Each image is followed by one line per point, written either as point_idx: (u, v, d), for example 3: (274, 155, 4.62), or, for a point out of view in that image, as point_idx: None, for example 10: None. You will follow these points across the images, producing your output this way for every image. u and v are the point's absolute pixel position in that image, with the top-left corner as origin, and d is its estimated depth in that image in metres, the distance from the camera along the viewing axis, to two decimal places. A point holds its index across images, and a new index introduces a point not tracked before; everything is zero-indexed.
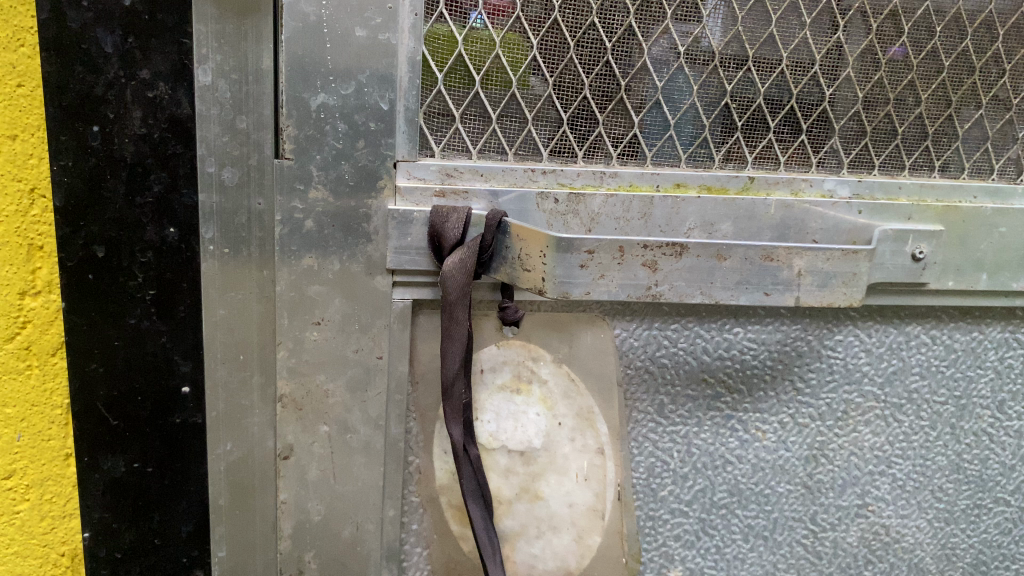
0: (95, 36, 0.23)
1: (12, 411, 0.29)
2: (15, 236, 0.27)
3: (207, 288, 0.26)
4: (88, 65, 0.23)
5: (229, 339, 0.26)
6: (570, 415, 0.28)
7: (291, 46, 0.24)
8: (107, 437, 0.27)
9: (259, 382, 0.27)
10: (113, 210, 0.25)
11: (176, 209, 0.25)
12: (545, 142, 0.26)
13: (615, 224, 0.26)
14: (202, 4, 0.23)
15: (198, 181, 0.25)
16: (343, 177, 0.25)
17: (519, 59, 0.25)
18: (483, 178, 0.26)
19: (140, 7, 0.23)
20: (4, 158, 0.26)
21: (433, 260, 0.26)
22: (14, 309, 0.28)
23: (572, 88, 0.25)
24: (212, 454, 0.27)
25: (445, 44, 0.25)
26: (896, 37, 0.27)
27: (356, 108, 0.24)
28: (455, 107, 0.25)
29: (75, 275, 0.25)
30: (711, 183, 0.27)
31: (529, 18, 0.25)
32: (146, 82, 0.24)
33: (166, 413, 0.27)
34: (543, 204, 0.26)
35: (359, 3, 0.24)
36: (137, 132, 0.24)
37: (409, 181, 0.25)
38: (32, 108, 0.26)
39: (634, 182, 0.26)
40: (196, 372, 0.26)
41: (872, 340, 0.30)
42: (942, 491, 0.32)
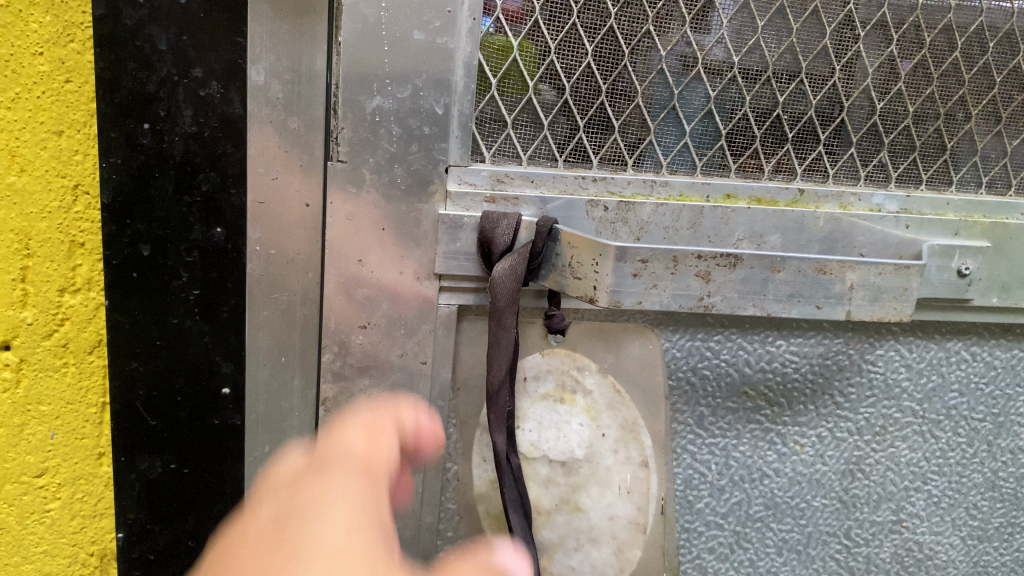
0: (149, 34, 0.23)
1: (47, 409, 0.29)
2: (58, 232, 0.27)
3: (253, 288, 0.26)
4: (141, 63, 0.23)
5: (273, 339, 0.26)
6: (614, 427, 0.28)
7: (349, 49, 0.23)
8: (144, 436, 0.27)
9: (299, 385, 0.27)
10: (160, 208, 0.25)
11: (225, 209, 0.25)
12: (595, 149, 0.26)
13: (663, 233, 0.26)
14: (259, 3, 0.23)
15: (247, 182, 0.25)
16: (396, 180, 0.25)
17: (573, 66, 0.25)
18: (534, 184, 0.26)
19: (196, 6, 0.23)
20: (49, 154, 0.26)
21: (481, 266, 0.26)
22: (53, 306, 0.28)
23: (625, 96, 0.25)
24: (251, 456, 0.27)
25: (500, 49, 0.24)
26: (949, 51, 0.27)
27: (411, 113, 0.24)
28: (508, 113, 0.25)
29: (120, 273, 0.25)
30: (760, 195, 0.27)
31: (585, 25, 0.25)
32: (199, 81, 0.24)
33: (205, 414, 0.27)
34: (593, 211, 0.26)
35: (419, 6, 0.23)
36: (188, 130, 0.24)
37: (460, 186, 0.25)
38: (79, 105, 0.26)
39: (684, 192, 0.26)
40: (237, 373, 0.26)
41: (913, 356, 0.30)
42: (976, 508, 0.32)
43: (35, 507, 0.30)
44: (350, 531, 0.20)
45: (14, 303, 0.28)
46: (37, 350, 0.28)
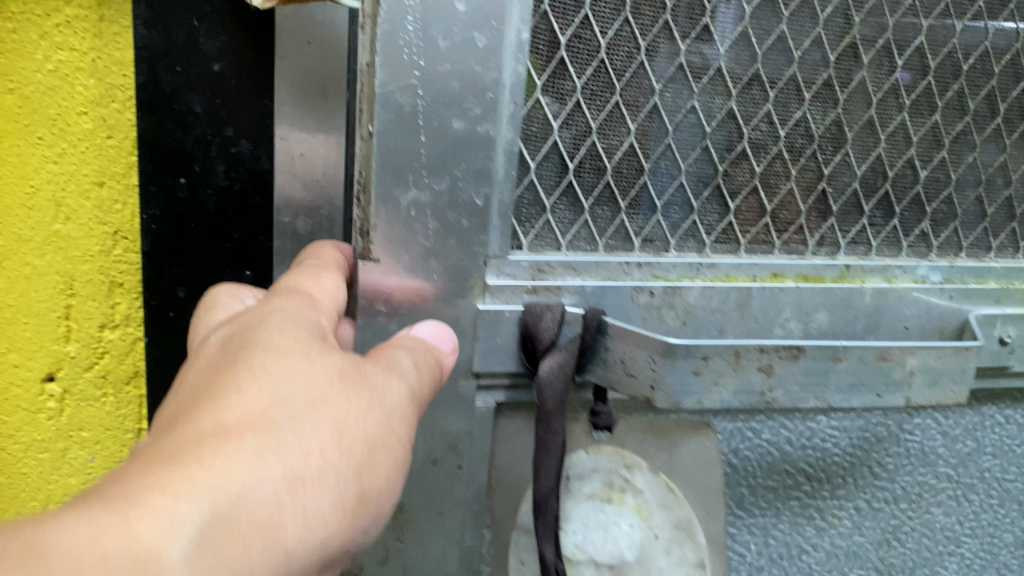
0: (187, 99, 0.25)
1: (88, 435, 0.31)
2: (98, 273, 0.29)
3: None
4: (178, 124, 0.26)
5: None
6: (667, 525, 0.30)
7: (383, 141, 0.23)
8: None
9: None
10: (196, 254, 0.27)
11: (254, 254, 0.27)
12: (637, 230, 0.28)
13: (710, 316, 0.28)
14: (283, 79, 0.25)
15: (274, 229, 0.27)
16: (431, 275, 0.25)
17: (614, 146, 0.27)
18: (575, 272, 0.27)
19: (230, 73, 0.25)
20: (91, 203, 0.28)
21: (520, 358, 0.27)
22: (93, 341, 0.30)
23: (668, 174, 0.28)
24: None
25: (540, 128, 0.26)
26: (990, 118, 0.30)
27: (450, 204, 0.25)
28: (546, 198, 0.27)
29: (158, 312, 0.28)
30: (806, 272, 0.29)
31: (626, 103, 0.26)
32: (230, 140, 0.26)
33: None
34: (639, 297, 0.27)
35: (459, 93, 0.24)
36: (220, 184, 0.26)
37: (499, 277, 0.26)
38: (120, 158, 0.28)
39: (729, 273, 0.29)
40: None
41: (949, 422, 0.33)
42: (1007, 565, 0.36)
43: None
44: (304, 373, 0.20)
45: (59, 338, 0.30)
46: (79, 381, 0.30)
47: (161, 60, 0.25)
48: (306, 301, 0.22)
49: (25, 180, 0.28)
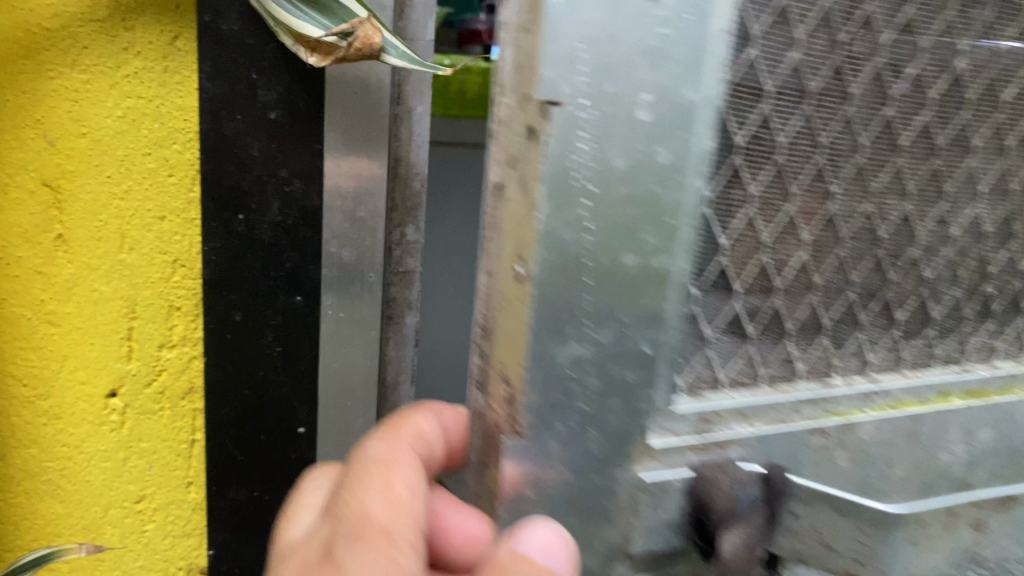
0: (245, 142, 0.28)
1: (146, 445, 0.34)
2: (160, 298, 0.32)
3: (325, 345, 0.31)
4: (237, 165, 0.28)
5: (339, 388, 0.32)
6: None
7: (539, 289, 0.18)
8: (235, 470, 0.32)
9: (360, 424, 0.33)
10: (251, 282, 0.30)
11: (304, 281, 0.30)
12: (802, 354, 0.24)
13: (878, 447, 0.25)
14: (330, 126, 0.29)
15: (322, 258, 0.30)
16: (590, 448, 0.20)
17: (782, 261, 0.23)
18: (743, 419, 0.23)
19: (283, 119, 0.28)
20: (152, 235, 0.31)
21: (689, 534, 0.22)
22: (153, 360, 0.33)
23: (837, 290, 0.24)
24: None
25: (710, 250, 0.21)
26: None
27: (615, 356, 0.20)
28: (712, 329, 0.22)
29: (216, 335, 0.30)
30: (969, 388, 0.27)
31: (800, 209, 0.23)
32: (284, 179, 0.29)
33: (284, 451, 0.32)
34: (812, 437, 0.24)
35: (629, 223, 0.19)
36: (275, 219, 0.29)
37: (663, 439, 0.22)
38: (180, 194, 0.31)
39: (901, 398, 0.26)
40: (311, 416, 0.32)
41: None
42: None
43: (132, 529, 0.35)
44: None
45: (121, 357, 0.33)
46: (139, 396, 0.33)
47: (223, 110, 0.28)
48: (382, 542, 0.18)
49: (94, 216, 0.31)
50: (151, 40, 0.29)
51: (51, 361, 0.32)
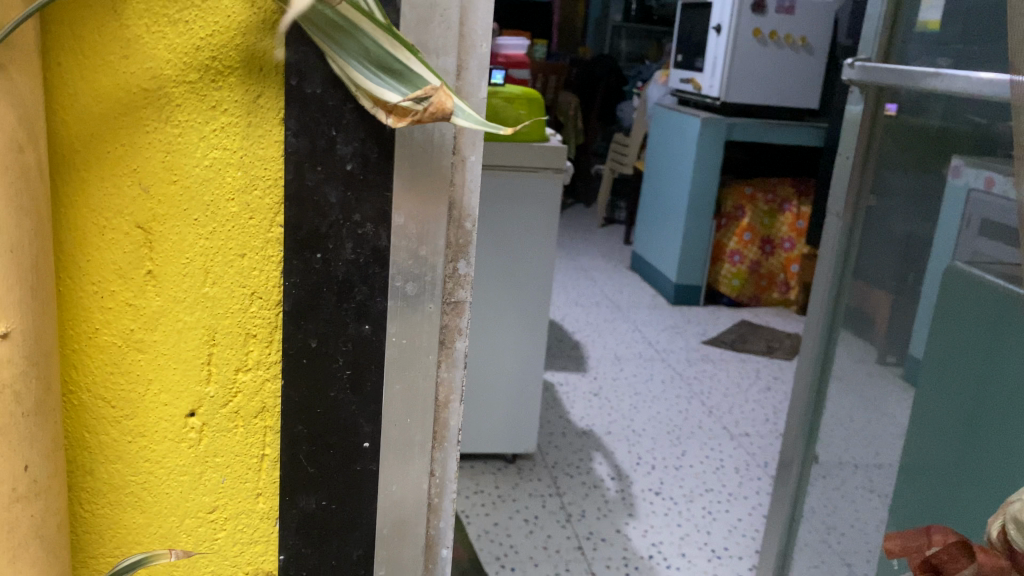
0: (325, 191, 0.34)
1: (221, 460, 0.37)
2: (238, 326, 0.36)
3: (390, 368, 0.37)
4: (318, 211, 0.34)
5: (401, 405, 0.38)
6: None
7: None
8: (305, 480, 0.38)
9: (419, 439, 0.39)
10: (327, 311, 0.36)
11: (372, 310, 0.36)
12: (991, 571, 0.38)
13: None
14: (400, 178, 0.35)
15: (389, 292, 0.36)
16: None
17: None
18: None
19: (357, 171, 0.35)
20: (234, 270, 0.35)
21: None
22: (230, 382, 0.36)
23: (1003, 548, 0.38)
24: (384, 492, 0.39)
25: None
26: None
27: None
28: None
29: (294, 360, 0.36)
30: None
31: None
32: (358, 223, 0.35)
33: (350, 462, 0.38)
34: None
35: None
36: (349, 257, 0.35)
37: None
38: (259, 234, 0.35)
39: None
40: (374, 431, 0.38)
41: None
42: None
43: (205, 536, 0.38)
44: None
45: (201, 380, 0.36)
46: (215, 416, 0.37)
47: (307, 163, 0.34)
48: None
49: (182, 255, 0.34)
50: (237, 99, 0.33)
51: (136, 384, 0.36)
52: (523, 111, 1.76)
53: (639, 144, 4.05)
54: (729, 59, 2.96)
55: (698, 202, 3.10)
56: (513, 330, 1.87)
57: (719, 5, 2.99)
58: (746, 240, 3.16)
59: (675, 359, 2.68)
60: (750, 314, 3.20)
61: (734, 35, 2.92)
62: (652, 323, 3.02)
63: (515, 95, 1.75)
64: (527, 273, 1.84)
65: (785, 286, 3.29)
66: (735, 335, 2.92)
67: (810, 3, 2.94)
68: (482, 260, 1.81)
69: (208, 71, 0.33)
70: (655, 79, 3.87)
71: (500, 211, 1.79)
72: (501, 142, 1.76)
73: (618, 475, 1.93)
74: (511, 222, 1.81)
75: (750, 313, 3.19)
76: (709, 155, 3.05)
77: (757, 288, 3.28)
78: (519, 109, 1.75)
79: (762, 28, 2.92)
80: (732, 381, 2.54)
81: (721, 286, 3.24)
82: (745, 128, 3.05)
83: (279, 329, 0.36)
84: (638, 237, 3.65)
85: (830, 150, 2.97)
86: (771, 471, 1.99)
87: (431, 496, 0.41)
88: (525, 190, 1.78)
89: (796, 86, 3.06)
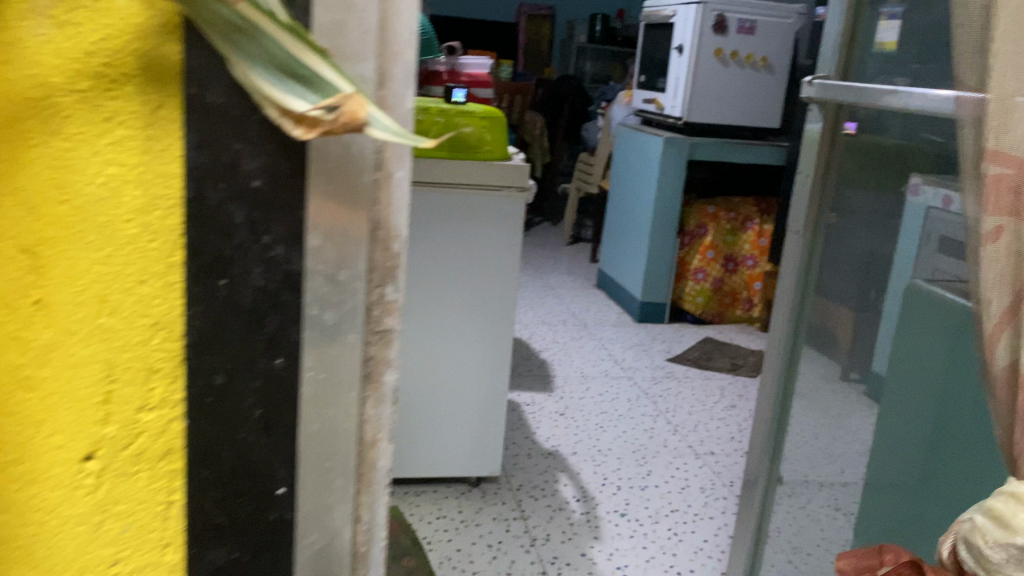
0: (230, 213, 0.32)
1: (123, 506, 0.34)
2: (139, 361, 0.33)
3: (306, 404, 0.35)
4: (222, 235, 0.32)
5: (319, 443, 0.36)
6: None
7: None
8: (215, 528, 0.36)
9: (341, 482, 0.37)
10: (238, 344, 0.34)
11: (286, 340, 0.34)
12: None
13: None
14: (315, 202, 0.33)
15: (304, 322, 0.34)
16: None
17: None
18: None
19: (267, 191, 0.32)
20: (132, 298, 0.32)
21: None
22: (131, 421, 0.33)
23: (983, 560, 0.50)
24: (301, 541, 0.37)
25: None
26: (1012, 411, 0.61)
27: None
28: None
29: (200, 397, 0.34)
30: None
31: None
32: (269, 248, 0.33)
33: (264, 506, 0.36)
34: None
35: None
36: (258, 283, 0.33)
37: None
38: (159, 259, 0.32)
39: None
40: (289, 474, 0.36)
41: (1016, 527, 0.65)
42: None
43: None
44: None
45: (97, 420, 0.33)
46: (115, 459, 0.33)
47: (209, 181, 0.32)
48: None
49: (73, 284, 0.31)
50: (134, 109, 0.30)
51: (27, 427, 0.32)
52: (487, 131, 1.71)
53: (603, 163, 4.06)
54: (691, 78, 2.98)
55: (662, 220, 3.11)
56: (476, 349, 1.83)
57: (681, 25, 3.02)
58: (709, 257, 3.16)
59: (640, 377, 2.66)
60: (714, 331, 3.20)
61: (696, 55, 2.94)
62: (617, 341, 3.00)
63: (478, 114, 1.71)
64: (489, 291, 1.80)
65: (749, 303, 3.30)
66: (699, 352, 2.92)
67: (769, 24, 2.97)
68: (443, 278, 1.77)
69: (101, 79, 0.30)
70: (619, 99, 3.89)
71: (461, 226, 1.76)
72: (463, 160, 1.72)
73: (583, 497, 1.89)
74: (473, 239, 1.77)
75: (714, 330, 3.19)
76: (672, 173, 3.06)
77: (721, 305, 3.28)
78: (483, 128, 1.71)
79: (724, 48, 2.96)
80: (697, 399, 2.52)
81: (685, 303, 3.23)
82: (708, 147, 3.07)
83: (183, 365, 0.33)
84: (604, 256, 3.64)
85: (790, 169, 2.99)
86: (736, 490, 1.97)
87: (357, 543, 0.39)
88: (486, 207, 1.76)
89: (757, 106, 3.08)
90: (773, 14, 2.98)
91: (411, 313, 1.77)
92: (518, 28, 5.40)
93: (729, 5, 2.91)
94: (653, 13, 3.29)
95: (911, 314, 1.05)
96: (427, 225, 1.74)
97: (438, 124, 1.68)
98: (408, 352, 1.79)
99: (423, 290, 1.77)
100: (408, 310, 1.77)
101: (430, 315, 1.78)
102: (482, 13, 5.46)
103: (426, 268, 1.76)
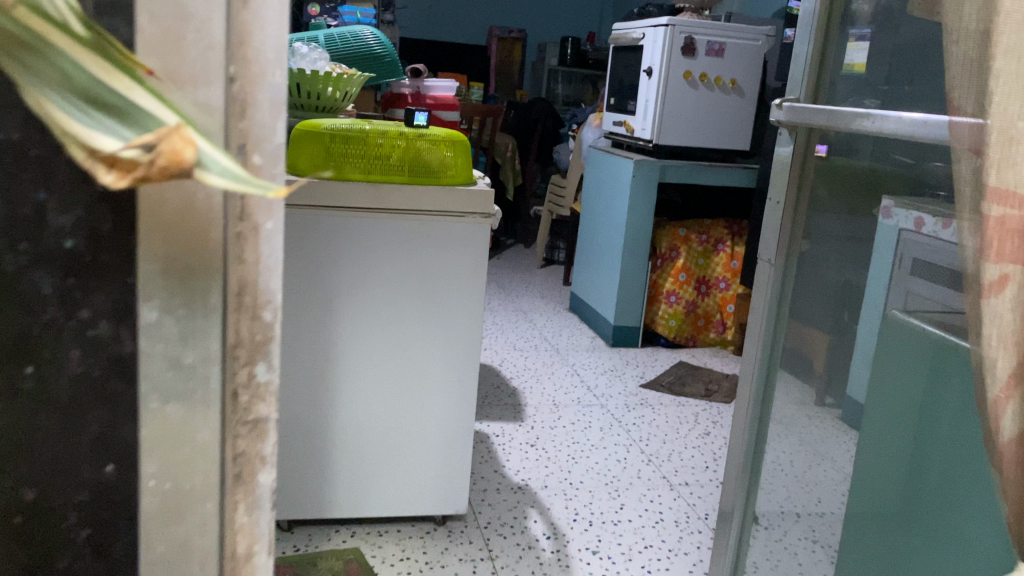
0: (39, 280, 0.39)
1: None
2: None
3: (127, 435, 0.42)
4: (33, 296, 0.39)
5: (151, 469, 0.42)
6: None
7: None
8: (33, 542, 0.41)
9: (187, 500, 0.43)
10: (63, 388, 0.40)
11: (97, 381, 0.40)
12: None
13: None
14: (142, 268, 0.40)
15: (130, 367, 0.41)
16: None
17: None
18: None
19: (84, 257, 0.39)
20: None
21: None
22: None
23: None
24: (148, 552, 0.43)
25: None
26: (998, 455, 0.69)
27: None
28: None
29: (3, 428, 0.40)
30: None
31: None
32: (88, 312, 0.40)
33: (78, 520, 0.42)
34: None
35: None
36: (80, 335, 0.40)
37: None
38: None
39: None
40: (105, 491, 0.42)
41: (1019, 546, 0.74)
42: None
43: None
44: None
45: None
46: None
47: (18, 251, 0.38)
48: None
49: None
50: None
51: None
52: (450, 154, 1.67)
53: (575, 185, 4.01)
54: (660, 101, 2.95)
55: (634, 243, 3.06)
56: (441, 382, 1.76)
57: (650, 48, 3.00)
58: (681, 280, 3.12)
59: (613, 405, 2.59)
60: (688, 356, 3.14)
61: (665, 77, 2.92)
62: (590, 367, 2.93)
63: (439, 137, 1.67)
64: (454, 322, 1.73)
65: (722, 326, 3.24)
66: (672, 378, 2.86)
67: (738, 46, 2.96)
68: (405, 308, 1.70)
69: None
70: (589, 121, 3.86)
71: (423, 255, 1.69)
72: (428, 185, 1.65)
73: (553, 534, 1.82)
74: (435, 266, 1.70)
75: (687, 354, 3.14)
76: (643, 195, 3.02)
77: (694, 328, 3.23)
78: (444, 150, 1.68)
79: (693, 71, 2.94)
80: (671, 427, 2.46)
81: (658, 326, 3.18)
82: (679, 170, 3.03)
83: None
84: (576, 279, 3.60)
85: (762, 191, 2.96)
86: (711, 524, 1.91)
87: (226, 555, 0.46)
88: (447, 234, 1.69)
89: (728, 128, 3.06)
90: (741, 36, 2.97)
91: (373, 344, 1.70)
92: (488, 50, 5.37)
93: (697, 27, 2.90)
94: (622, 36, 3.26)
95: (884, 348, 1.15)
96: (386, 254, 1.67)
97: (398, 149, 1.63)
98: (369, 385, 1.72)
99: (384, 321, 1.69)
100: (368, 341, 1.70)
101: (392, 347, 1.71)
102: (452, 35, 5.43)
103: (387, 298, 1.69)
